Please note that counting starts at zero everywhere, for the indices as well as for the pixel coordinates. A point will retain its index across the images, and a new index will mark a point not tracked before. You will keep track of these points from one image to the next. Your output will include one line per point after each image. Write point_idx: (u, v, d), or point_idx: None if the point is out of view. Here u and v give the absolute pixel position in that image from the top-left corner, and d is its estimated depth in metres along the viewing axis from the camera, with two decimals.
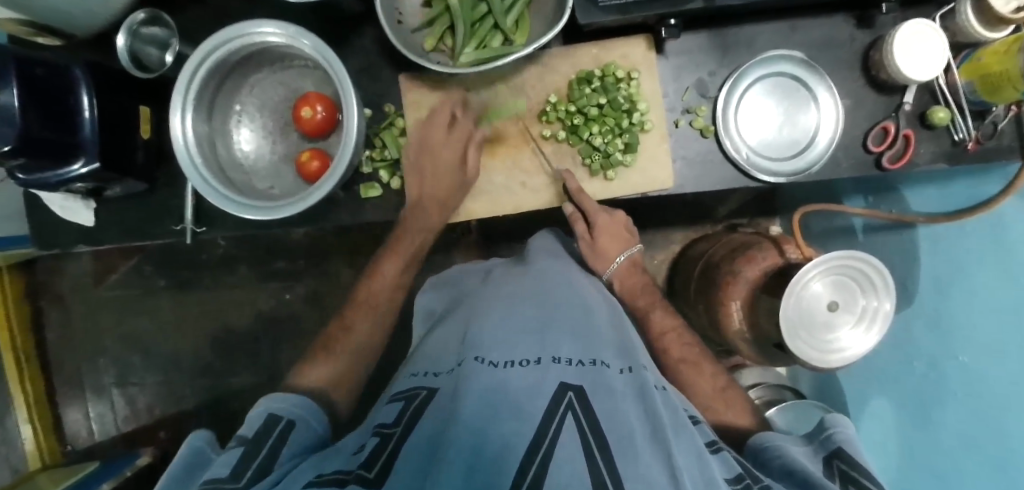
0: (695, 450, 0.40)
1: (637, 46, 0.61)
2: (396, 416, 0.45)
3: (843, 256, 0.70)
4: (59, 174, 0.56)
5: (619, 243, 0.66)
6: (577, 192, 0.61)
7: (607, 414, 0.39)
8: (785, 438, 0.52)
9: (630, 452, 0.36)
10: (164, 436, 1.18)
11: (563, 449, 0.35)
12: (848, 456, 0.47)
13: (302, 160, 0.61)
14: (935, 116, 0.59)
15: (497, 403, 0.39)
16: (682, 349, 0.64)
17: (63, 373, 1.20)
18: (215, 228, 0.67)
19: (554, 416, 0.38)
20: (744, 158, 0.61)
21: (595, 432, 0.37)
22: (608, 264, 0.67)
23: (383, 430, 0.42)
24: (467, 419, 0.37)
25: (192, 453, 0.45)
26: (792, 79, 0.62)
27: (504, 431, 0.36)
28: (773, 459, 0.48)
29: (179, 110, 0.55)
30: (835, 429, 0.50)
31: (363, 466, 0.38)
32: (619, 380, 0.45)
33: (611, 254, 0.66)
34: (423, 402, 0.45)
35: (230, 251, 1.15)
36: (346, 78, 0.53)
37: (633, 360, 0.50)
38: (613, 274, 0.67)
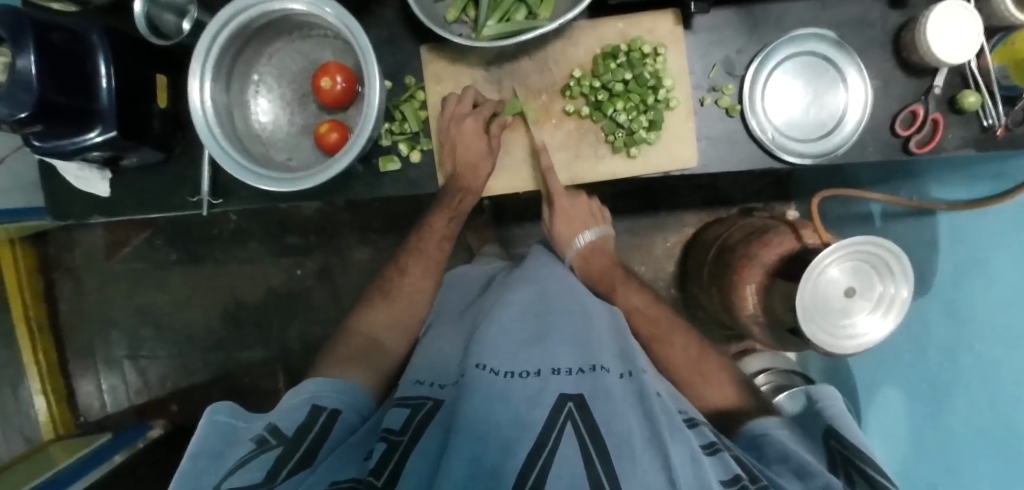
0: (690, 453, 0.38)
1: (664, 21, 0.60)
2: (403, 421, 0.43)
3: (861, 242, 0.69)
4: (76, 142, 0.55)
5: (581, 226, 0.70)
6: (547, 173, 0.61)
7: (606, 418, 0.39)
8: (781, 425, 0.51)
9: (628, 457, 0.36)
10: (175, 409, 1.20)
11: (563, 461, 0.35)
12: (846, 440, 0.50)
13: (321, 132, 0.60)
14: (964, 101, 0.57)
15: (500, 412, 0.39)
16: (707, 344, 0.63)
17: (76, 345, 1.21)
18: (231, 200, 0.66)
19: (553, 428, 0.38)
20: (769, 138, 0.60)
21: (594, 438, 0.37)
22: (568, 245, 0.71)
23: (390, 436, 0.41)
24: (467, 427, 0.37)
25: (219, 427, 0.45)
26: (822, 59, 0.60)
27: (505, 438, 0.37)
28: (769, 446, 0.49)
29: (198, 77, 0.54)
30: (827, 408, 0.56)
31: (371, 473, 0.37)
32: (619, 386, 0.44)
33: (574, 235, 0.70)
34: (429, 412, 0.44)
35: (241, 226, 1.15)
36: (369, 49, 0.52)
37: (633, 363, 0.48)
38: (575, 256, 0.71)
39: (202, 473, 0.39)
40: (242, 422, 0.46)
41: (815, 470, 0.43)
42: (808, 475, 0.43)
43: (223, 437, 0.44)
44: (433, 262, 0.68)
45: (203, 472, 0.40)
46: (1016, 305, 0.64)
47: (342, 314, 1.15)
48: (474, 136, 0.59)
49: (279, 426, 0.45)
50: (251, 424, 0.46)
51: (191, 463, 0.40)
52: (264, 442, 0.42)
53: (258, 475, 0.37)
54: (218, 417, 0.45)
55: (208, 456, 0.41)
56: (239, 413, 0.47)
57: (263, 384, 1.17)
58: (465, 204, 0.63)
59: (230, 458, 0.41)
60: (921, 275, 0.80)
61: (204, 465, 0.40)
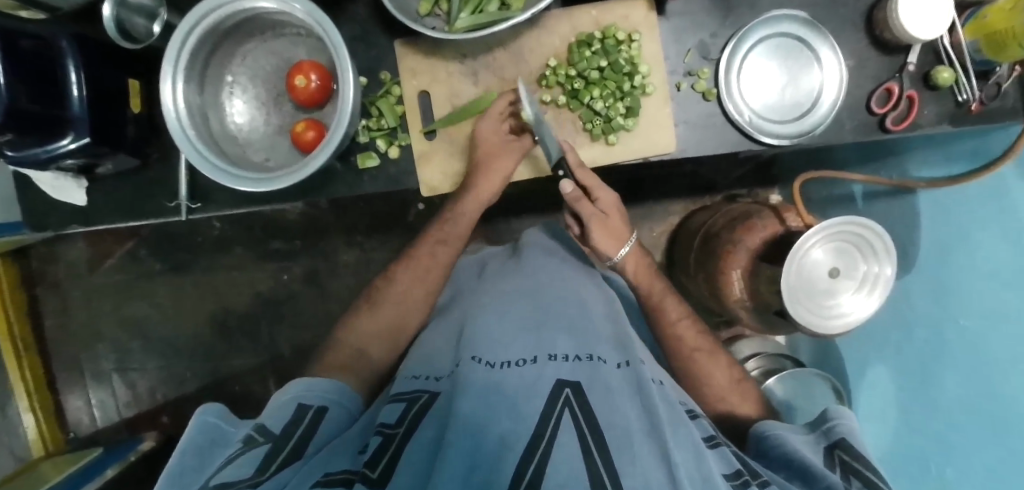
0: (692, 445, 0.39)
1: (637, 7, 0.60)
2: (398, 416, 0.42)
3: (845, 221, 0.69)
4: (49, 150, 0.55)
5: (620, 232, 0.63)
6: (577, 166, 0.59)
7: (603, 409, 0.39)
8: (788, 427, 0.51)
9: (627, 448, 0.36)
10: (166, 420, 1.18)
11: (562, 447, 0.34)
12: (849, 446, 0.46)
13: (298, 131, 0.59)
14: (939, 76, 0.58)
15: (496, 403, 0.39)
16: (698, 340, 0.63)
17: (63, 359, 1.19)
18: (210, 204, 0.65)
19: (550, 417, 0.37)
20: (746, 121, 0.61)
21: (591, 427, 0.36)
22: (616, 247, 0.63)
23: (385, 430, 0.40)
24: (463, 417, 0.36)
25: (211, 428, 0.44)
26: (794, 40, 0.61)
27: (502, 429, 0.36)
28: (774, 449, 0.48)
29: (169, 79, 0.54)
30: (838, 421, 0.49)
31: (366, 465, 0.36)
32: (615, 376, 0.45)
33: (621, 236, 0.63)
34: (424, 405, 0.44)
35: (226, 233, 1.14)
36: (341, 43, 0.51)
37: (630, 354, 0.49)
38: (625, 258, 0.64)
39: (190, 473, 0.39)
40: (230, 425, 0.46)
41: (819, 471, 0.42)
42: (809, 476, 0.42)
43: (213, 437, 0.44)
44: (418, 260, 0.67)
45: (193, 473, 0.39)
46: (1005, 281, 0.65)
47: (332, 317, 1.15)
48: (496, 137, 0.61)
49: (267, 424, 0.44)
50: (236, 429, 0.46)
51: (180, 459, 0.40)
52: (250, 440, 0.42)
53: (250, 468, 0.37)
54: (205, 419, 0.45)
55: (194, 454, 0.41)
56: (225, 416, 0.47)
57: (254, 391, 1.16)
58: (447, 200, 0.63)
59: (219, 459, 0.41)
60: (904, 253, 0.80)
61: (193, 464, 0.40)
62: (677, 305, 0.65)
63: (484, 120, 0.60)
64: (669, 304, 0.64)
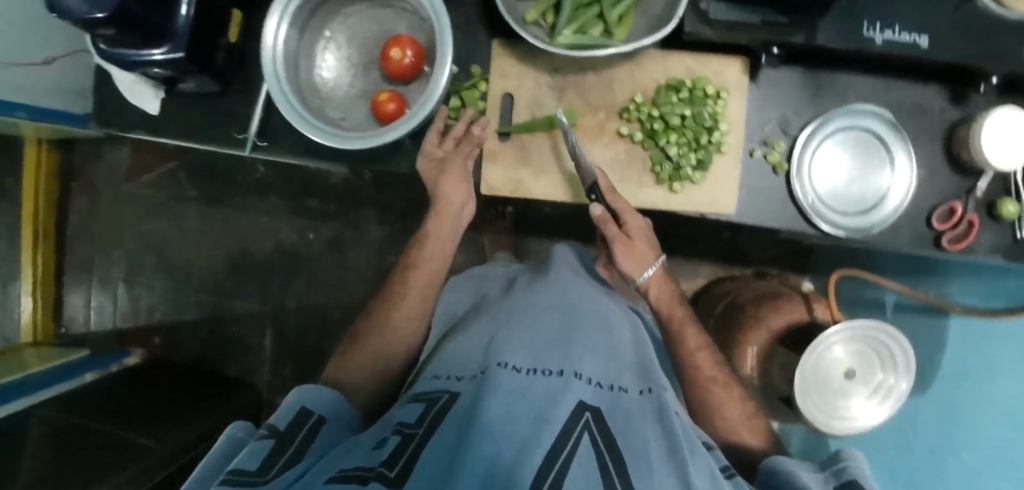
0: (709, 475, 0.41)
1: (732, 67, 0.61)
2: (418, 416, 0.44)
3: (875, 327, 0.70)
4: (139, 55, 0.56)
5: (647, 250, 0.61)
6: (609, 191, 0.59)
7: (624, 434, 0.40)
8: (800, 465, 0.49)
9: (645, 470, 0.38)
10: (157, 342, 1.19)
11: (579, 465, 0.35)
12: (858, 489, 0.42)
13: (380, 100, 0.60)
14: (1004, 209, 0.58)
15: (519, 412, 0.39)
16: (711, 368, 0.61)
17: (75, 256, 1.20)
18: (276, 145, 0.66)
19: (572, 433, 0.38)
20: (810, 203, 0.61)
21: (612, 450, 0.38)
22: (642, 269, 0.61)
23: (405, 430, 0.41)
24: (486, 422, 0.36)
25: (232, 441, 0.44)
26: (871, 137, 0.62)
27: (522, 437, 0.36)
28: (784, 486, 0.46)
29: (276, 17, 0.56)
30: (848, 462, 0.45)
31: (384, 464, 0.37)
32: (637, 404, 0.45)
33: (646, 258, 0.61)
34: (444, 407, 0.44)
35: (266, 179, 1.15)
36: (447, 28, 0.54)
37: (653, 381, 0.49)
38: (648, 281, 0.62)
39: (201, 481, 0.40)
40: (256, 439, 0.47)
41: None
42: None
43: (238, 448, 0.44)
44: (455, 246, 0.67)
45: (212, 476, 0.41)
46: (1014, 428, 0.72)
47: (345, 285, 1.15)
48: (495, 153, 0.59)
49: (273, 425, 0.45)
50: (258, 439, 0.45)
51: (206, 466, 0.41)
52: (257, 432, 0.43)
53: (251, 464, 0.39)
54: (234, 433, 0.45)
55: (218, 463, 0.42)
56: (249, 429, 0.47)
57: (250, 337, 1.16)
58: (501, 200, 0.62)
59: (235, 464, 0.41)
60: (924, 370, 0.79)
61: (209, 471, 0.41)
62: (698, 334, 0.63)
63: (428, 147, 0.60)
64: (689, 333, 0.62)
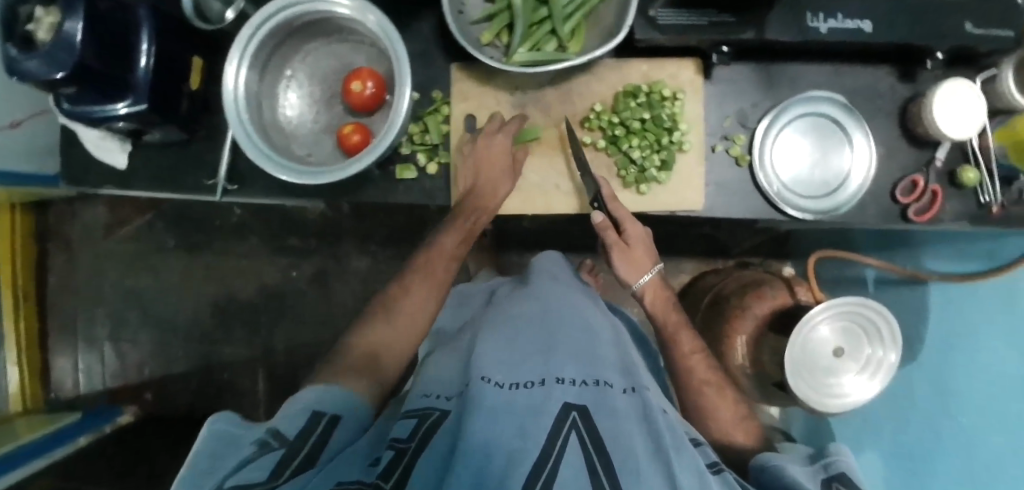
0: (696, 468, 0.40)
1: (685, 69, 0.62)
2: (410, 430, 0.43)
3: (855, 302, 0.71)
4: (104, 110, 0.56)
5: (646, 258, 0.65)
6: (611, 198, 0.60)
7: (610, 432, 0.40)
8: (787, 458, 0.49)
9: (634, 469, 0.37)
10: (149, 397, 1.17)
11: (568, 469, 0.35)
12: (849, 482, 0.45)
13: (345, 132, 0.61)
14: (964, 175, 0.60)
15: (506, 423, 0.39)
16: (706, 371, 0.63)
17: (59, 318, 1.19)
18: (246, 188, 0.67)
19: (558, 437, 0.38)
20: (775, 191, 0.63)
21: (598, 449, 0.38)
22: (638, 276, 0.65)
23: (399, 444, 0.41)
24: (473, 438, 0.37)
25: (219, 435, 0.41)
26: (829, 121, 0.63)
27: (511, 448, 0.37)
28: (774, 481, 0.46)
29: (235, 62, 0.56)
30: (836, 456, 0.48)
31: (383, 475, 0.37)
32: (622, 401, 0.45)
33: (642, 266, 0.65)
34: (435, 422, 0.44)
35: (245, 221, 1.16)
36: (404, 56, 0.54)
37: (635, 380, 0.50)
38: (643, 287, 0.66)
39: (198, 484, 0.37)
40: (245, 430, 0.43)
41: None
42: None
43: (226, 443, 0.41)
44: (447, 268, 0.69)
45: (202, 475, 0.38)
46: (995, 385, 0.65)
47: (334, 320, 1.15)
48: (501, 153, 0.61)
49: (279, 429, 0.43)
50: (249, 431, 0.43)
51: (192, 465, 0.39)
52: (264, 443, 0.41)
53: (261, 474, 0.37)
54: (217, 427, 0.42)
55: (206, 463, 0.39)
56: (235, 421, 0.43)
57: (243, 382, 1.15)
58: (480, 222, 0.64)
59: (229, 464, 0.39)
60: (909, 342, 0.80)
61: (201, 473, 0.38)
62: (692, 339, 0.65)
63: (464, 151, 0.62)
64: (683, 337, 0.65)
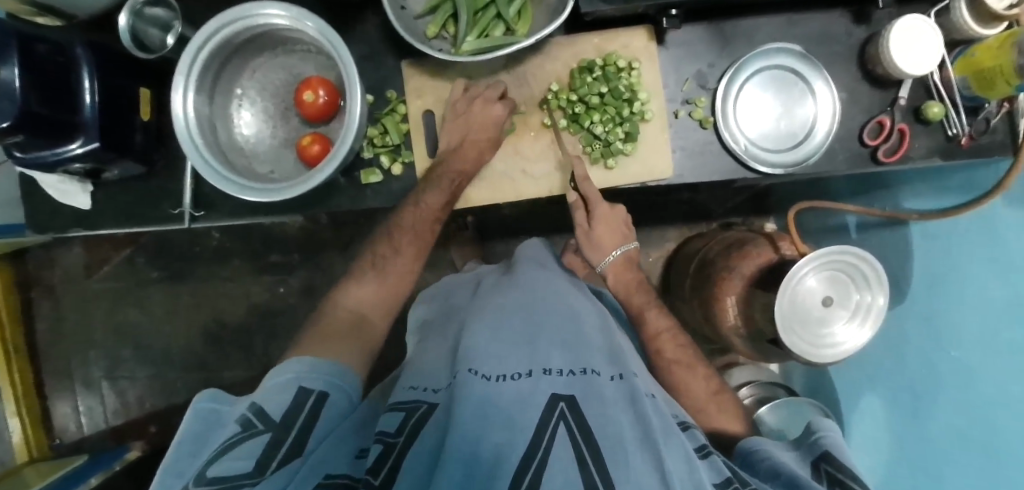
0: (685, 455, 0.40)
1: (638, 37, 0.62)
2: (398, 425, 0.43)
3: (839, 250, 0.69)
4: (56, 153, 0.55)
5: (617, 238, 0.67)
6: (582, 180, 0.61)
7: (598, 421, 0.39)
8: (773, 443, 0.51)
9: (621, 457, 0.36)
10: (154, 430, 1.17)
11: (556, 460, 0.35)
12: (835, 458, 0.47)
13: (303, 144, 0.61)
14: (929, 111, 0.59)
15: (493, 418, 0.39)
16: (674, 350, 0.63)
17: (53, 364, 1.19)
18: (213, 212, 0.66)
19: (546, 427, 0.38)
20: (742, 149, 0.62)
21: (587, 440, 0.37)
22: (603, 255, 0.67)
23: (386, 438, 0.41)
24: (461, 429, 0.37)
25: (203, 415, 0.45)
26: (789, 73, 0.63)
27: (497, 441, 0.36)
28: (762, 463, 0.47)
29: (181, 90, 0.55)
30: (824, 433, 0.50)
31: (370, 472, 0.38)
32: (610, 388, 0.45)
33: (608, 246, 0.67)
34: (424, 415, 0.44)
35: (224, 244, 1.15)
36: (350, 60, 0.53)
37: (624, 366, 0.49)
38: (607, 267, 0.68)
39: (182, 463, 0.40)
40: (227, 406, 0.46)
41: (806, 481, 0.42)
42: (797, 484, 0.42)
43: (208, 423, 0.44)
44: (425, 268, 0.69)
45: (192, 460, 0.41)
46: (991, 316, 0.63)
47: None
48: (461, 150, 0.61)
49: (267, 412, 0.43)
50: (232, 409, 0.46)
51: (176, 449, 0.42)
52: (250, 426, 0.42)
53: (250, 462, 0.38)
54: (203, 405, 0.46)
55: (193, 441, 0.43)
56: (221, 398, 0.47)
57: None
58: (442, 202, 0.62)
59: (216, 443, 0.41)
60: (897, 283, 0.80)
61: (190, 449, 0.42)
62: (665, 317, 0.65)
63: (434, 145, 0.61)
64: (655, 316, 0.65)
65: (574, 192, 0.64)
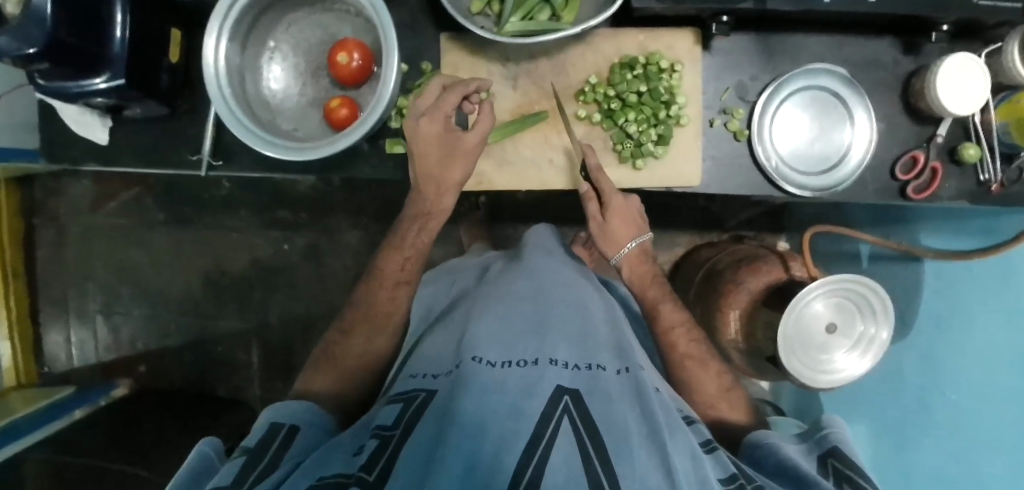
0: (690, 450, 0.40)
1: (684, 39, 0.61)
2: (396, 417, 0.45)
3: (849, 279, 0.69)
4: (81, 86, 0.54)
5: (632, 229, 0.63)
6: (595, 168, 0.59)
7: (602, 415, 0.40)
8: (780, 437, 0.52)
9: (626, 453, 0.37)
10: (144, 370, 1.18)
11: (561, 450, 0.35)
12: (843, 455, 0.47)
13: (331, 106, 0.60)
14: (965, 152, 0.58)
15: (497, 408, 0.39)
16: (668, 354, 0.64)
17: (49, 293, 1.19)
18: (232, 163, 0.65)
19: (552, 418, 0.38)
20: (773, 167, 0.61)
21: (591, 434, 0.37)
22: (617, 248, 0.64)
23: (383, 433, 0.42)
24: (464, 419, 0.37)
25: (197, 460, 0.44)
26: (831, 96, 0.61)
27: (501, 429, 0.36)
28: (770, 457, 0.48)
29: (215, 35, 0.54)
30: (831, 429, 0.50)
31: (363, 469, 0.38)
32: (615, 382, 0.45)
33: (622, 238, 0.63)
34: (422, 404, 0.45)
35: (233, 195, 1.14)
36: (390, 25, 0.51)
37: (629, 360, 0.50)
38: (622, 260, 0.65)
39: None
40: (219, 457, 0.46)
41: (813, 480, 0.43)
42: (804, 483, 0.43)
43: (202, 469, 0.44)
44: None
45: None
46: (997, 358, 0.63)
47: (325, 294, 1.15)
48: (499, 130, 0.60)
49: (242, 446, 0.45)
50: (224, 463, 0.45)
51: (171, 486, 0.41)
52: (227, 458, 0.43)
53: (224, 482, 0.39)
54: (202, 450, 0.46)
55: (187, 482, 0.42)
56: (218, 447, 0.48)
57: (237, 356, 1.16)
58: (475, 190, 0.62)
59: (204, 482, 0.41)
60: (902, 318, 0.80)
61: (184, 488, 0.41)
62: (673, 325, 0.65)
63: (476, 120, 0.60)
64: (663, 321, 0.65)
65: (586, 183, 0.62)
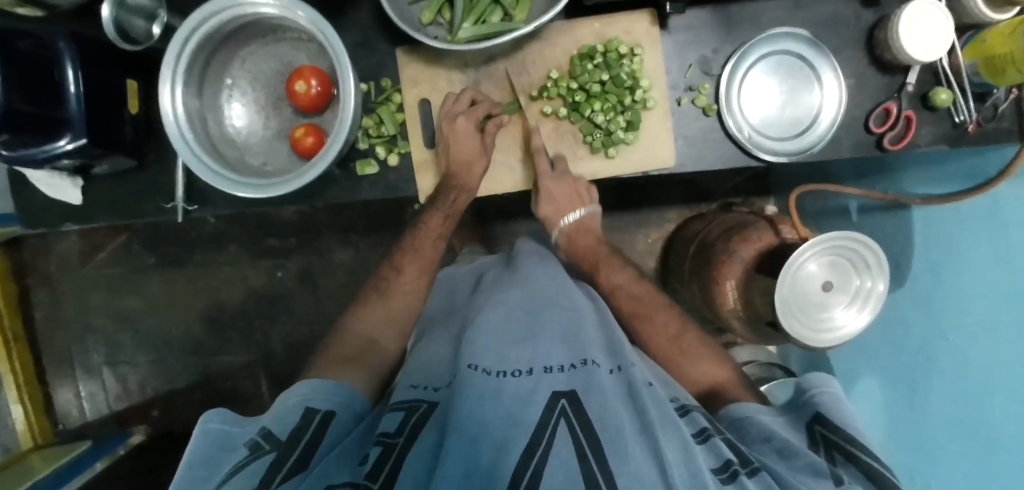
0: (682, 441, 0.40)
1: (640, 22, 0.60)
2: (399, 424, 0.44)
3: (839, 236, 0.68)
4: (45, 150, 0.53)
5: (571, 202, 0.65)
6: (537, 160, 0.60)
7: (598, 412, 0.39)
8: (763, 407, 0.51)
9: (620, 448, 0.36)
10: (157, 414, 1.18)
11: (559, 454, 0.35)
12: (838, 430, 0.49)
13: (297, 136, 0.59)
14: (937, 98, 0.58)
15: (492, 417, 0.39)
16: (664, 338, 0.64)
17: (53, 351, 1.19)
18: (207, 206, 0.65)
19: (547, 425, 0.38)
20: (746, 137, 0.61)
21: (586, 433, 0.37)
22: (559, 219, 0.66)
23: (387, 439, 0.42)
24: (461, 429, 0.37)
25: (206, 433, 0.43)
26: (796, 58, 0.61)
27: (499, 438, 0.37)
28: (757, 429, 0.48)
29: (168, 82, 0.53)
30: (818, 391, 0.52)
31: (368, 477, 0.38)
32: (608, 380, 0.45)
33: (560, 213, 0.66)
34: (423, 415, 0.45)
35: (220, 229, 1.14)
36: (342, 49, 0.51)
37: (622, 358, 0.49)
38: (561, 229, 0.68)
39: (195, 483, 0.38)
40: (235, 427, 0.44)
41: (802, 450, 0.43)
42: (790, 452, 0.44)
43: (220, 445, 0.42)
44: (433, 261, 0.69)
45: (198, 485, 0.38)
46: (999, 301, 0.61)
47: (325, 316, 1.15)
48: (468, 136, 0.59)
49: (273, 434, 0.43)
50: (243, 430, 0.44)
51: (186, 473, 0.39)
52: (258, 448, 0.41)
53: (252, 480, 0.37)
54: (210, 426, 0.43)
55: (203, 465, 0.40)
56: (232, 419, 0.45)
57: (247, 388, 1.16)
58: (460, 204, 0.63)
59: (224, 467, 0.40)
60: (897, 268, 0.80)
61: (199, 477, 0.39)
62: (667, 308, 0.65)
63: (450, 126, 0.59)
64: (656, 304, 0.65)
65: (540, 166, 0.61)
